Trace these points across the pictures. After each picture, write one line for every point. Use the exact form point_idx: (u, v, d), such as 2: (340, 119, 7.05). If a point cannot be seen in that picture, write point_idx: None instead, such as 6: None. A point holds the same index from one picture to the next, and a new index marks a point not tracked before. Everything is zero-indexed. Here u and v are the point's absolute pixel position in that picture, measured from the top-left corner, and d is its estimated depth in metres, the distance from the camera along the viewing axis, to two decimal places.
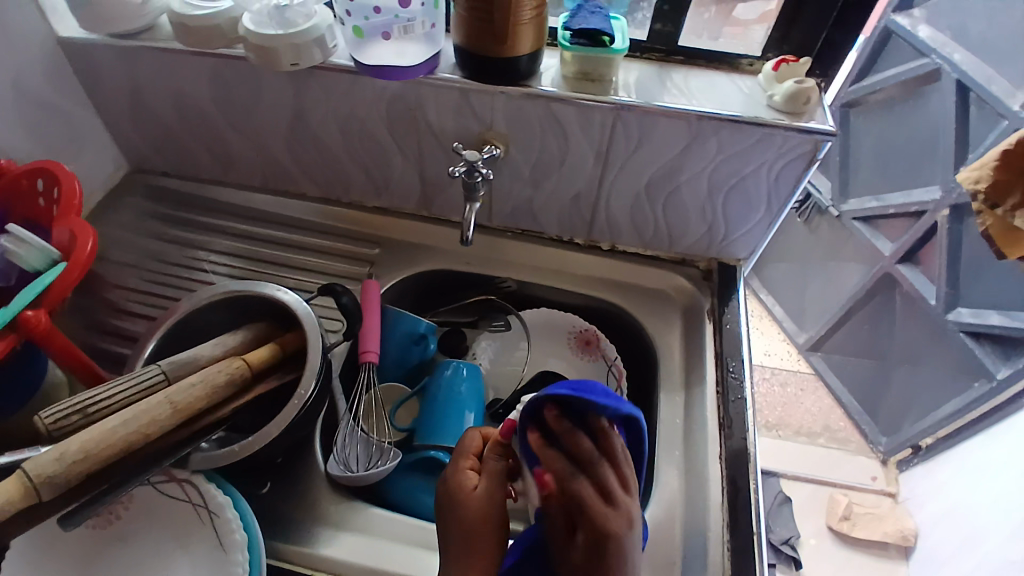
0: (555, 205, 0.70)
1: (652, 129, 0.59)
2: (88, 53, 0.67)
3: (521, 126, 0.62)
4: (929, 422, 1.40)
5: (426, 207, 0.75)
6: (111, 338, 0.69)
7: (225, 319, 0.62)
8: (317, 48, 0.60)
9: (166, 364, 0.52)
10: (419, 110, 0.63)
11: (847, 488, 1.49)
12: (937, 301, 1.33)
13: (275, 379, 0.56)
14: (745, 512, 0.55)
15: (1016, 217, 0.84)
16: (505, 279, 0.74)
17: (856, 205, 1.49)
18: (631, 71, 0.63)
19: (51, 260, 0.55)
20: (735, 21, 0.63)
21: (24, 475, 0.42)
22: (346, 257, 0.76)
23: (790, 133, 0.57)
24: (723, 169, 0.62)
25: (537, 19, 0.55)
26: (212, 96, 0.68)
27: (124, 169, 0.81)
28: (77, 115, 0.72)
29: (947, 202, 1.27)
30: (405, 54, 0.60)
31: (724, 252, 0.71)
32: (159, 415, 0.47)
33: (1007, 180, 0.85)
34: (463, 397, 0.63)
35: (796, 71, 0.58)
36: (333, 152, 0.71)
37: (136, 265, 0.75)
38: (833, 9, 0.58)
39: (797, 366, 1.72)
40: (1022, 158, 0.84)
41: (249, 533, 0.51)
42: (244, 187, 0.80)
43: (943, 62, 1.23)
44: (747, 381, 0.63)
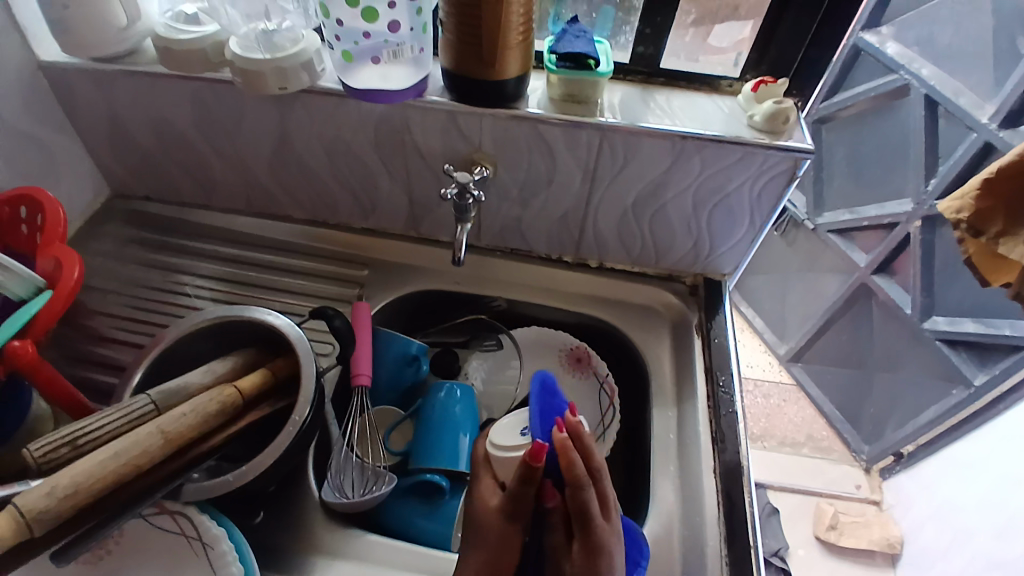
0: (543, 224, 0.71)
1: (638, 148, 0.60)
2: (69, 78, 0.66)
3: (509, 147, 0.63)
4: (910, 429, 1.43)
5: (414, 228, 0.75)
6: (93, 367, 0.67)
7: (213, 346, 0.61)
8: (304, 72, 0.60)
9: (156, 393, 0.51)
10: (407, 133, 0.64)
11: (833, 497, 1.51)
12: (913, 309, 1.36)
13: (267, 405, 0.55)
14: (742, 525, 0.56)
15: (1001, 244, 0.84)
16: (495, 298, 0.75)
17: (831, 219, 1.53)
18: (614, 92, 0.64)
19: (35, 288, 0.54)
20: (712, 49, 0.66)
21: (15, 511, 0.40)
22: (333, 279, 0.75)
23: (770, 152, 0.58)
24: (707, 186, 0.63)
25: (524, 44, 0.56)
26: (197, 120, 0.68)
27: (104, 194, 0.80)
28: (57, 140, 0.71)
29: (919, 214, 1.31)
30: (390, 77, 0.60)
31: (710, 267, 0.72)
32: (151, 446, 0.46)
33: (988, 208, 0.86)
34: (458, 417, 0.63)
35: (774, 92, 0.60)
36: (319, 174, 0.71)
37: (116, 291, 0.74)
38: (807, 33, 0.60)
39: (779, 377, 1.74)
40: (1004, 183, 0.84)
41: (245, 564, 0.50)
42: (228, 210, 0.80)
43: (912, 78, 1.27)
44: (738, 394, 0.64)
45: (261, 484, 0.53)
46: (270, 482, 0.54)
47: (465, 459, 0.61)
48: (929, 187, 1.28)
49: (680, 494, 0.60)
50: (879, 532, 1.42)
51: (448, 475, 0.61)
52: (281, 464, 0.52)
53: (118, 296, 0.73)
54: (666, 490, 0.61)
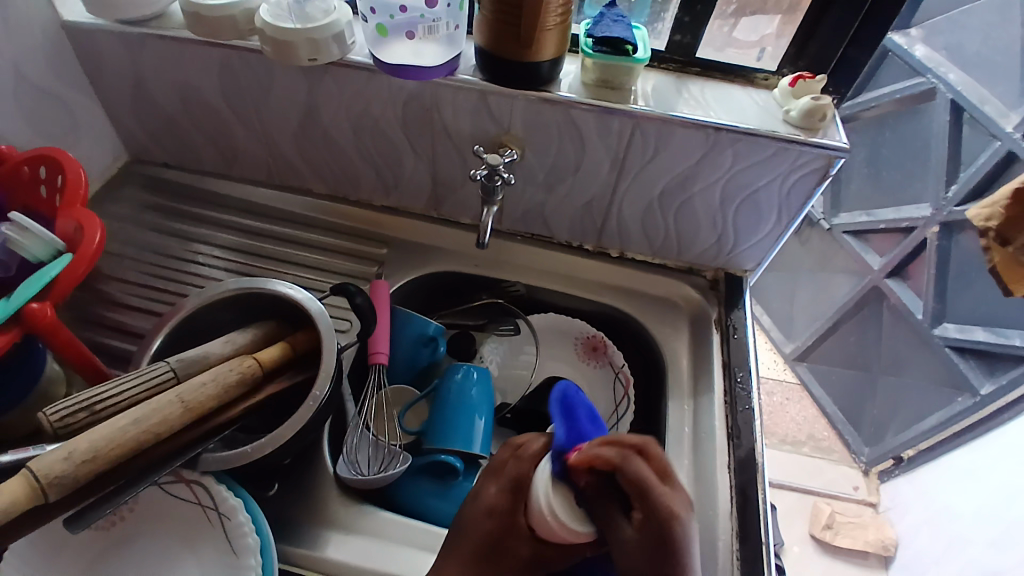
0: (567, 210, 0.70)
1: (669, 139, 0.60)
2: (93, 38, 0.65)
3: (539, 131, 0.62)
4: (912, 434, 1.44)
5: (436, 208, 0.75)
6: (109, 332, 0.67)
7: (232, 317, 0.60)
8: (335, 44, 0.59)
9: (176, 361, 0.51)
10: (436, 111, 0.63)
11: (830, 497, 1.53)
12: (924, 315, 1.36)
13: (286, 379, 0.55)
14: (755, 522, 0.56)
15: None
16: (514, 283, 0.74)
17: (847, 219, 1.52)
18: (648, 79, 0.63)
19: (56, 252, 0.53)
20: (738, 42, 0.65)
21: (30, 475, 0.40)
22: (351, 256, 0.74)
23: (804, 149, 0.57)
24: (737, 181, 0.62)
25: (561, 26, 0.55)
26: (222, 88, 0.67)
27: (123, 159, 0.79)
28: (77, 102, 0.70)
29: (937, 219, 1.30)
30: (422, 54, 0.59)
31: (732, 262, 0.72)
32: (170, 414, 0.46)
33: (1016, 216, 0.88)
34: (474, 400, 0.63)
35: (812, 88, 0.59)
36: (343, 149, 0.70)
37: (133, 257, 0.73)
38: (848, 30, 0.59)
39: (784, 375, 1.75)
40: None
41: (261, 536, 0.50)
42: (247, 181, 0.79)
43: (938, 82, 1.27)
44: (755, 391, 0.64)
45: (278, 457, 0.53)
46: (286, 455, 0.54)
47: (480, 442, 0.61)
48: (949, 193, 1.27)
49: (693, 486, 0.60)
50: (875, 534, 1.44)
51: (462, 456, 0.61)
52: (298, 438, 0.52)
53: (135, 263, 0.72)
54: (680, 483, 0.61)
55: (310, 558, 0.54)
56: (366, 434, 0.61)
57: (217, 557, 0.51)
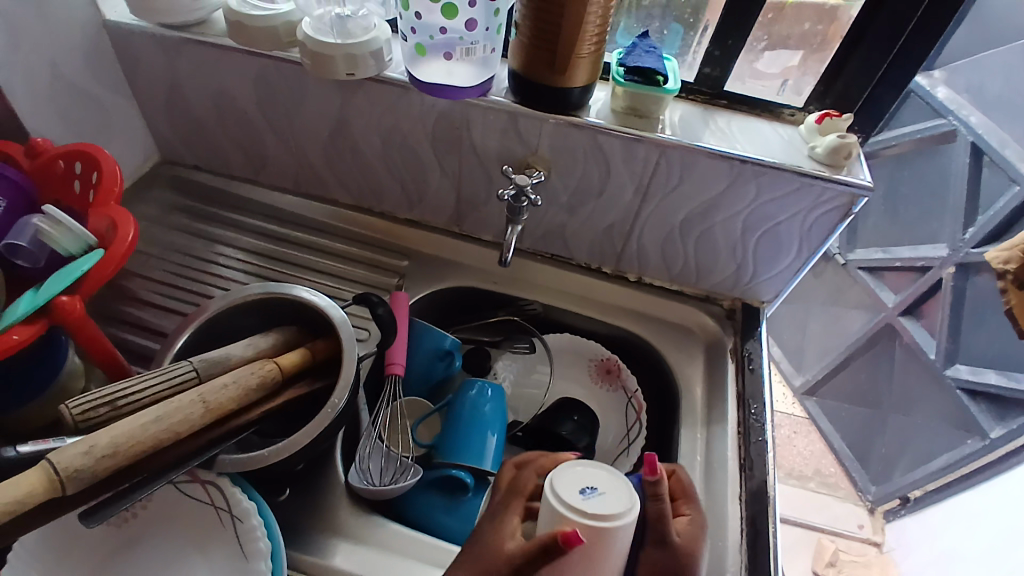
0: (588, 233, 0.71)
1: (694, 169, 0.60)
2: (134, 41, 0.67)
3: (566, 155, 0.63)
4: (920, 475, 1.43)
5: (458, 224, 0.76)
6: (131, 329, 0.68)
7: (255, 320, 0.61)
8: (372, 61, 0.60)
9: (199, 361, 0.51)
10: (466, 130, 0.64)
11: (835, 534, 1.52)
12: (936, 355, 1.36)
13: (304, 384, 0.55)
14: (765, 555, 0.56)
15: None
16: (530, 301, 0.75)
17: (862, 255, 1.52)
18: (675, 110, 0.64)
19: (86, 246, 0.54)
20: (760, 74, 0.66)
21: (50, 467, 0.41)
22: (372, 266, 0.75)
23: (828, 185, 0.58)
24: (760, 213, 0.63)
25: (595, 54, 0.56)
26: (257, 96, 0.68)
27: (154, 159, 0.81)
28: (114, 101, 0.72)
29: (953, 260, 1.30)
30: (455, 73, 0.60)
31: (749, 293, 0.72)
32: (191, 414, 0.46)
33: None
34: (486, 416, 0.63)
35: (839, 125, 0.60)
36: (371, 161, 0.72)
37: (158, 257, 0.74)
38: (876, 71, 0.60)
39: (792, 409, 1.74)
40: None
41: (272, 541, 0.50)
42: (274, 187, 0.80)
43: (959, 124, 1.27)
44: (768, 424, 0.64)
45: (292, 462, 0.53)
46: (300, 461, 0.54)
47: (491, 458, 0.61)
48: (966, 235, 1.27)
49: (703, 516, 0.60)
50: None
51: (473, 472, 0.61)
52: (313, 445, 0.53)
53: (160, 262, 0.74)
54: None
55: (316, 565, 0.54)
56: (378, 444, 0.62)
57: (226, 559, 0.51)
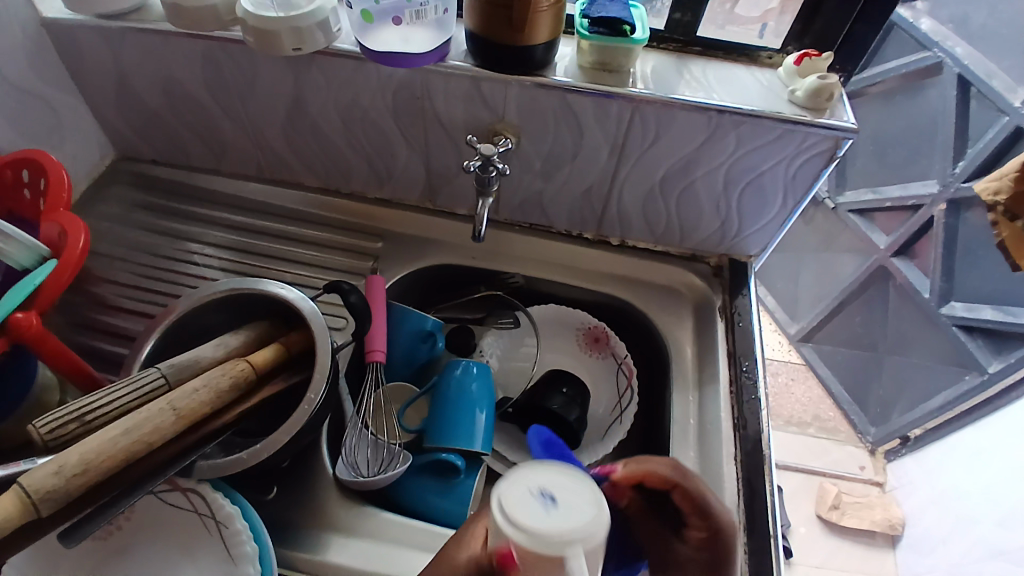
0: (565, 198, 0.68)
1: (669, 123, 0.57)
2: (72, 34, 0.63)
3: (534, 118, 0.60)
4: (919, 414, 1.44)
5: (431, 199, 0.73)
6: (103, 337, 0.65)
7: (226, 318, 0.59)
8: (320, 32, 0.57)
9: (167, 366, 0.49)
10: (427, 100, 0.61)
11: (837, 477, 1.53)
12: (931, 293, 1.34)
13: (281, 380, 0.53)
14: (762, 514, 0.55)
15: None
16: (513, 274, 0.73)
17: (853, 197, 1.50)
18: (647, 61, 0.61)
19: (40, 258, 0.51)
20: (738, 19, 0.62)
21: (21, 491, 0.39)
22: (346, 250, 0.73)
23: (811, 130, 0.55)
24: (741, 165, 0.60)
25: (556, 8, 0.52)
26: (208, 82, 0.65)
27: (109, 157, 0.77)
28: (60, 99, 0.68)
29: (944, 196, 1.27)
30: (411, 39, 0.57)
31: (735, 248, 0.70)
32: (163, 423, 0.45)
33: None
34: (474, 396, 0.61)
35: (818, 66, 0.57)
36: (333, 141, 0.68)
37: (125, 259, 0.71)
38: (855, 5, 0.57)
39: (788, 356, 1.74)
40: None
41: (260, 544, 0.49)
42: (237, 175, 0.77)
43: (944, 56, 1.24)
44: (761, 381, 0.63)
45: (275, 461, 0.51)
46: (284, 459, 0.52)
47: (481, 439, 0.60)
48: (956, 169, 1.25)
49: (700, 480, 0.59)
50: (881, 513, 1.44)
51: (463, 454, 0.60)
52: (296, 442, 0.51)
53: (126, 263, 0.71)
54: None
55: (311, 562, 0.53)
56: (365, 433, 0.60)
57: (214, 566, 0.49)
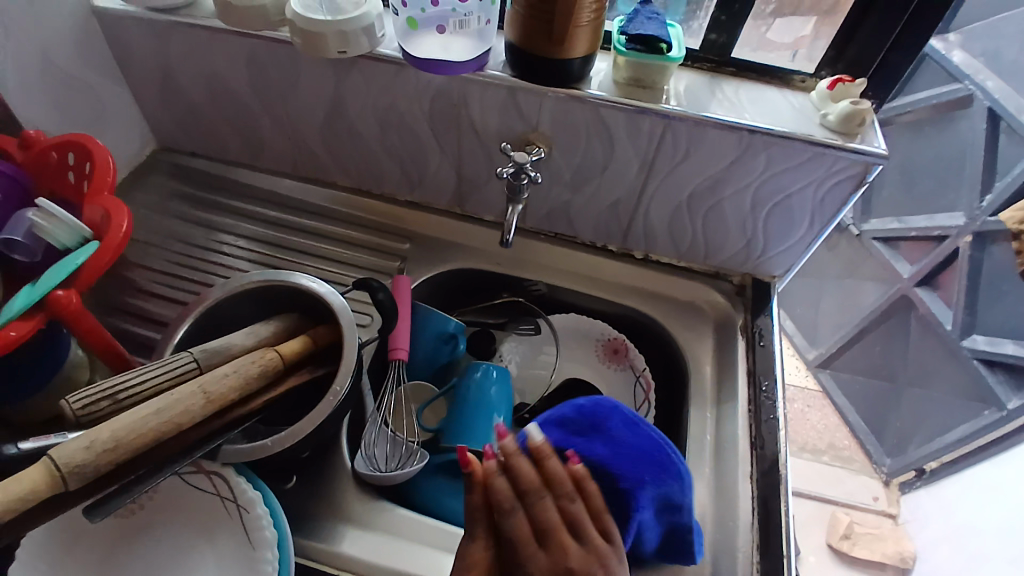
0: (592, 210, 0.69)
1: (700, 140, 0.58)
2: (124, 27, 0.65)
3: (567, 129, 0.61)
4: (935, 447, 1.42)
5: (459, 204, 0.74)
6: (136, 321, 0.67)
7: (256, 308, 0.60)
8: (364, 37, 0.58)
9: (199, 351, 0.51)
10: (463, 107, 0.62)
11: (849, 507, 1.51)
12: (953, 326, 1.33)
13: (307, 371, 0.55)
14: (776, 534, 0.55)
15: None
16: (536, 283, 0.74)
17: (878, 225, 1.49)
18: (681, 79, 0.62)
19: (82, 239, 0.53)
20: (770, 43, 0.64)
21: (52, 463, 0.40)
22: (374, 250, 0.74)
23: (841, 154, 0.56)
24: (769, 186, 0.60)
25: (596, 23, 0.54)
26: (250, 79, 0.67)
27: (151, 147, 0.80)
28: (107, 89, 0.70)
29: (970, 229, 1.26)
30: (451, 48, 0.58)
31: (759, 268, 0.70)
32: (191, 406, 0.46)
33: None
34: (492, 399, 0.62)
35: (851, 92, 0.58)
36: (368, 142, 0.70)
37: (160, 247, 0.73)
38: (890, 34, 0.57)
39: (805, 381, 1.72)
40: None
41: (278, 530, 0.50)
42: (272, 172, 0.79)
43: (976, 89, 1.24)
44: (780, 402, 0.63)
45: (296, 451, 0.53)
46: (305, 449, 0.53)
47: None
48: (983, 202, 1.24)
49: (714, 497, 0.59)
50: (893, 546, 1.42)
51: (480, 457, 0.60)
52: (318, 433, 0.52)
53: (160, 251, 0.73)
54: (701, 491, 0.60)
55: (325, 552, 0.54)
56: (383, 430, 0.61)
57: (234, 548, 0.51)
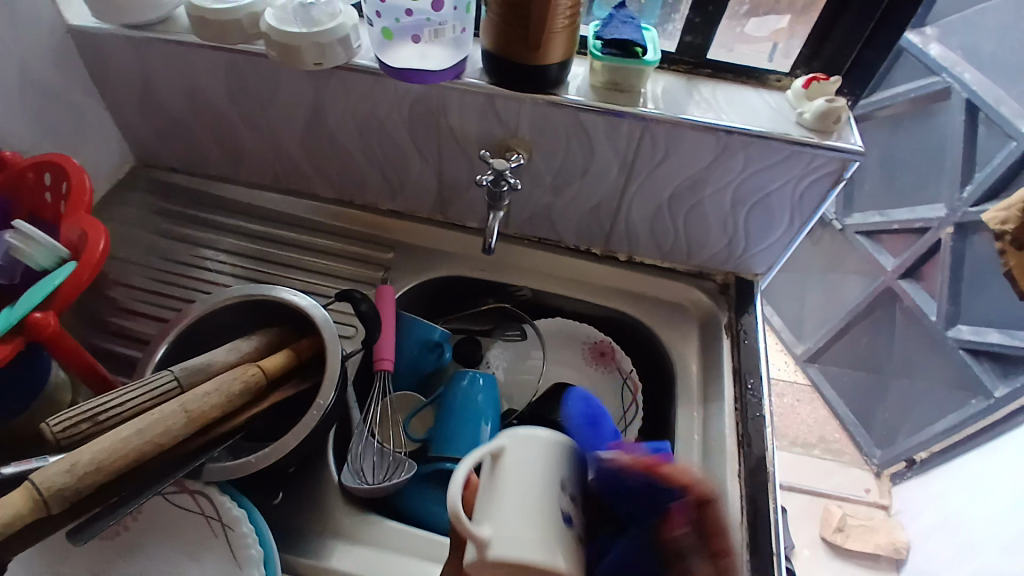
0: (575, 213, 0.69)
1: (679, 142, 0.58)
2: (98, 43, 0.65)
3: (546, 134, 0.61)
4: (924, 437, 1.43)
5: (442, 211, 0.74)
6: (117, 339, 0.67)
7: (240, 323, 0.60)
8: (341, 47, 0.58)
9: (180, 369, 0.50)
10: (442, 115, 0.62)
11: (841, 500, 1.52)
12: (938, 316, 1.34)
13: (291, 385, 0.54)
14: (765, 532, 0.55)
15: None
16: (521, 287, 0.73)
17: (860, 220, 1.50)
18: (658, 82, 0.62)
19: (59, 259, 0.52)
20: (747, 39, 0.64)
21: (32, 488, 0.40)
22: (357, 260, 0.74)
23: (819, 152, 0.56)
24: (749, 184, 0.61)
25: (570, 27, 0.54)
26: (228, 92, 0.66)
27: (129, 163, 0.79)
28: (83, 105, 0.69)
29: (952, 219, 1.28)
30: (428, 56, 0.58)
31: (742, 267, 0.71)
32: (174, 425, 0.45)
33: None
34: (479, 407, 0.62)
35: (826, 89, 0.58)
36: (348, 152, 0.70)
37: (141, 263, 0.73)
38: (864, 31, 0.58)
39: (795, 376, 1.73)
40: None
41: (265, 547, 0.50)
42: (253, 184, 0.78)
43: (953, 81, 1.25)
44: (766, 399, 0.63)
45: (283, 466, 0.52)
46: (292, 463, 0.53)
47: None
48: (964, 194, 1.25)
49: None
50: (885, 537, 1.43)
51: None
52: (303, 447, 0.52)
53: (141, 267, 0.72)
54: None
55: (314, 567, 0.54)
56: (371, 441, 0.61)
57: (221, 567, 0.50)
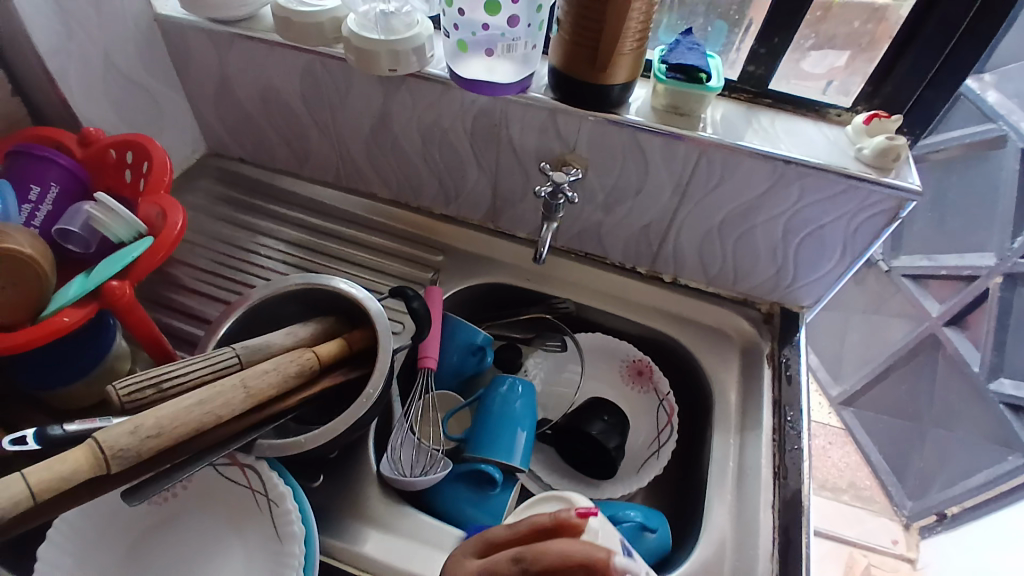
0: (624, 231, 0.70)
1: (735, 168, 0.59)
2: (184, 36, 0.69)
3: (603, 151, 0.62)
4: (958, 490, 1.40)
5: (494, 220, 0.76)
6: (178, 316, 0.70)
7: (295, 310, 0.62)
8: (414, 56, 0.61)
9: (240, 348, 0.53)
10: (503, 126, 0.64)
11: (866, 549, 1.53)
12: (981, 367, 1.30)
13: (341, 373, 0.56)
14: (796, 564, 0.55)
15: None
16: (564, 300, 0.75)
17: (907, 262, 1.48)
18: (717, 108, 0.63)
19: (136, 234, 0.55)
20: (803, 76, 0.65)
21: (96, 445, 0.42)
22: (407, 259, 0.76)
23: (875, 188, 0.56)
24: (803, 215, 0.61)
25: (637, 51, 0.56)
26: (302, 91, 0.70)
27: (201, 152, 0.83)
28: (164, 94, 0.74)
29: (1001, 269, 1.25)
30: (496, 70, 0.60)
31: (788, 297, 0.71)
32: (233, 399, 0.48)
33: None
34: (516, 413, 0.63)
35: (887, 126, 0.58)
36: (409, 156, 0.72)
37: (204, 246, 0.76)
38: (927, 72, 0.59)
39: (829, 418, 1.71)
40: None
41: (306, 526, 0.51)
42: (315, 181, 0.82)
43: (1010, 130, 1.22)
44: (805, 432, 0.63)
45: (326, 450, 0.54)
46: (334, 449, 0.55)
47: (520, 455, 0.61)
48: (1014, 244, 1.22)
49: (735, 523, 0.59)
50: None
51: (501, 467, 0.61)
52: (348, 433, 0.53)
53: (204, 250, 0.76)
54: (721, 515, 0.59)
55: (348, 551, 0.55)
56: (410, 436, 0.63)
57: (263, 541, 0.52)
